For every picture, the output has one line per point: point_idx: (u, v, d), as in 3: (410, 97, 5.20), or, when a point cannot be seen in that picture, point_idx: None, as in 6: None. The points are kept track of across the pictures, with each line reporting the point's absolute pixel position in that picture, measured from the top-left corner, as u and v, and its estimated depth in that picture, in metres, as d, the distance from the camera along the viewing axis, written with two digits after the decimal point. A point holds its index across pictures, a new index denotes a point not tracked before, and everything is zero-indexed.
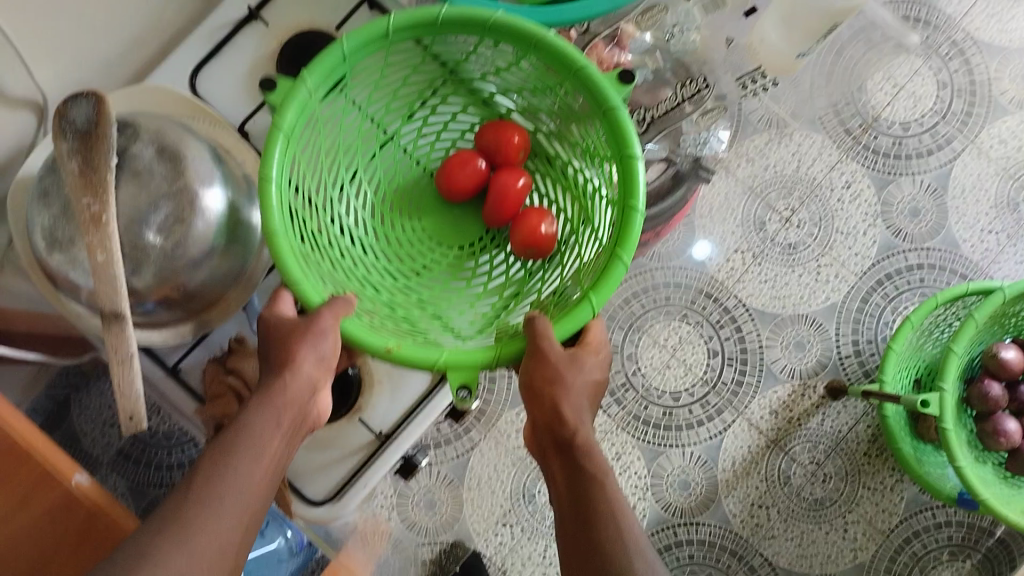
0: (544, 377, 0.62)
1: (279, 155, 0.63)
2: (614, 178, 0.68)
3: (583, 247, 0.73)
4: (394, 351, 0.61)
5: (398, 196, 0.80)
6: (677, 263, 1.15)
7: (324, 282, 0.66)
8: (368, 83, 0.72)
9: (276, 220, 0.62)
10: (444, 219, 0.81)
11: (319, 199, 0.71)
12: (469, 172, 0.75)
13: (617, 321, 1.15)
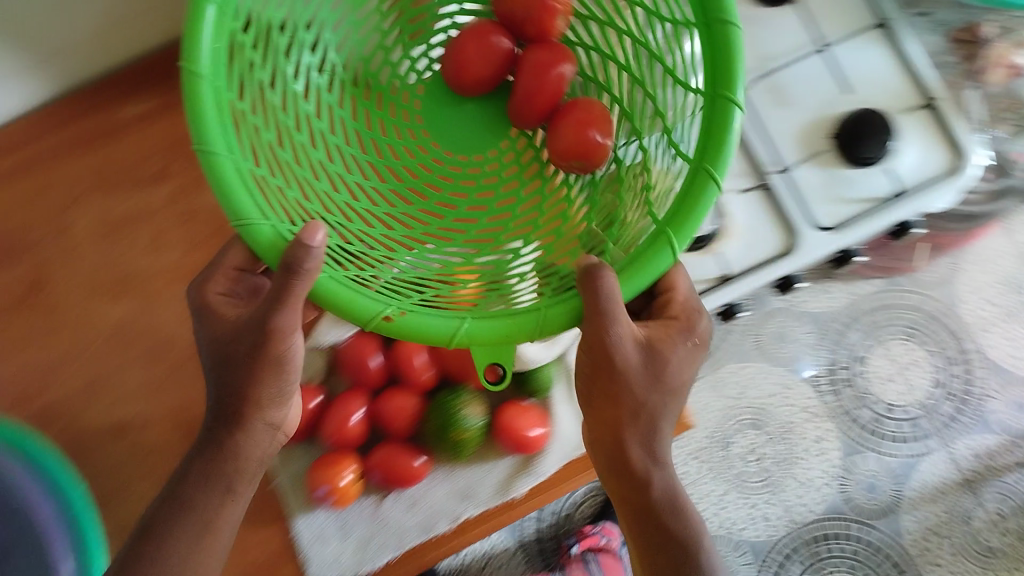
0: (621, 383, 0.58)
1: (210, 45, 0.56)
2: (693, 56, 0.60)
3: (655, 167, 0.64)
4: (393, 322, 0.55)
5: (383, 165, 0.72)
6: (937, 293, 1.25)
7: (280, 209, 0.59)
8: None
9: (204, 57, 0.56)
10: (456, 118, 0.74)
11: (280, 158, 0.63)
12: (486, 54, 0.68)
13: (859, 323, 1.24)
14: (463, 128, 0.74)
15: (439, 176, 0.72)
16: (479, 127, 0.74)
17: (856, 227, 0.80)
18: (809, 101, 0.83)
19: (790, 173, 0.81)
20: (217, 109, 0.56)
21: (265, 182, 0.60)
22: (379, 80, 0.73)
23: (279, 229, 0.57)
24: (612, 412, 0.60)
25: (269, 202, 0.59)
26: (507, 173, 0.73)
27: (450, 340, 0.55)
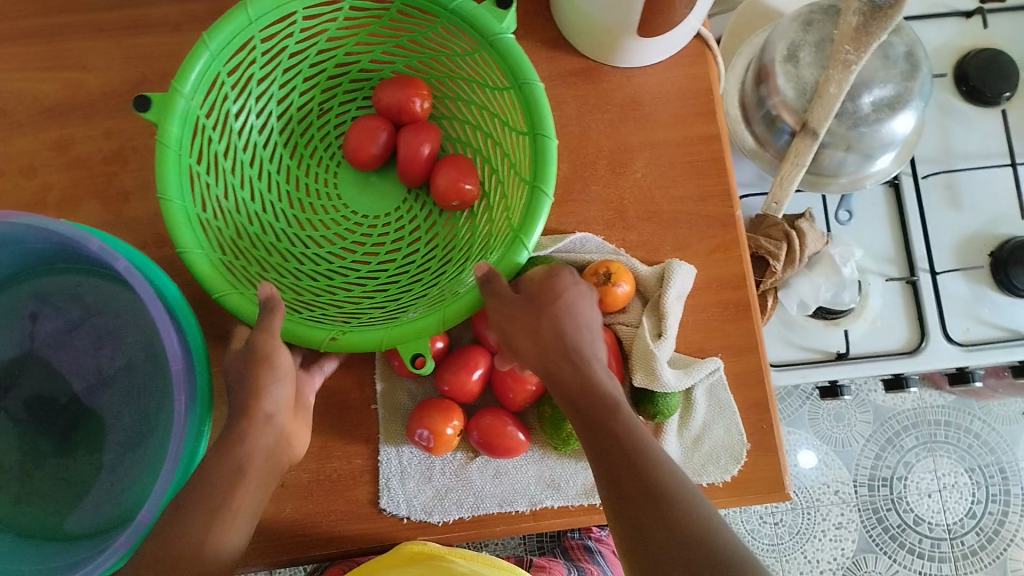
0: (558, 365, 0.50)
1: (178, 180, 0.54)
2: (509, 116, 0.59)
3: (511, 188, 0.59)
4: (337, 340, 0.53)
5: (311, 192, 0.63)
6: (1004, 430, 1.18)
7: (216, 258, 0.55)
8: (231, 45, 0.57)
9: (176, 127, 0.55)
10: (361, 187, 0.64)
11: (221, 175, 0.59)
12: (379, 138, 0.61)
13: (918, 431, 1.18)
14: (384, 200, 0.64)
15: (350, 220, 0.62)
16: (385, 200, 0.64)
17: (988, 351, 0.77)
18: (982, 210, 0.80)
19: (938, 276, 0.79)
20: (178, 165, 0.55)
21: (233, 264, 0.57)
22: (319, 129, 0.64)
23: (217, 262, 0.55)
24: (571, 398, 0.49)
25: (235, 267, 0.57)
26: (413, 235, 0.62)
27: (381, 343, 0.53)
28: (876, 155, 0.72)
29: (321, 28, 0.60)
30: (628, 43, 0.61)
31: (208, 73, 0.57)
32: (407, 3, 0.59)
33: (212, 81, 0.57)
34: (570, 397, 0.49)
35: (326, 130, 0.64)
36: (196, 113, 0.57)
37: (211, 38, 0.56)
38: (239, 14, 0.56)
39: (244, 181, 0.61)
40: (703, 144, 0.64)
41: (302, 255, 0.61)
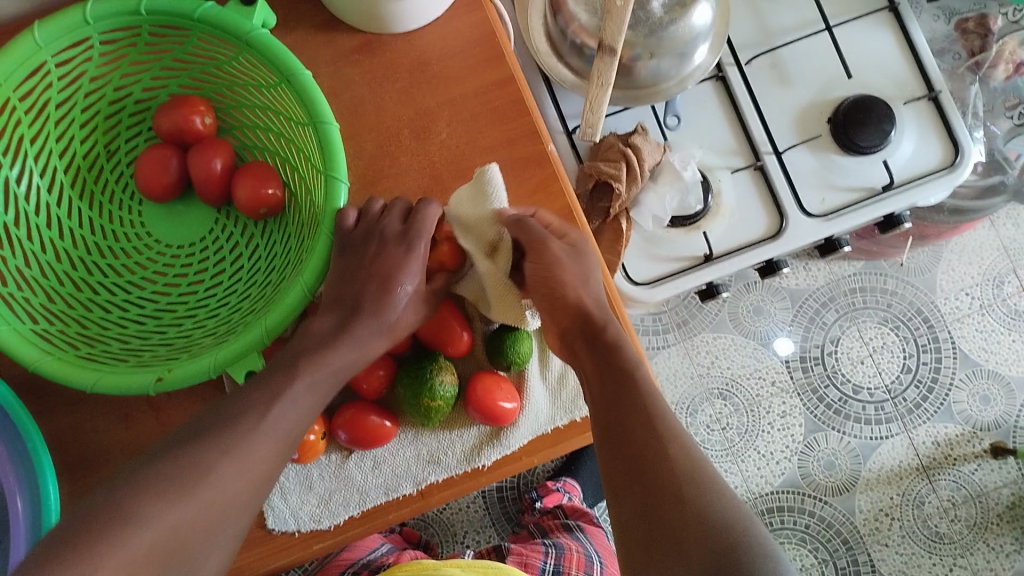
0: (587, 358, 0.57)
1: None
2: (289, 110, 0.57)
3: (311, 182, 0.57)
4: (164, 379, 0.52)
5: (119, 238, 0.61)
6: (916, 280, 1.16)
7: (25, 328, 0.53)
8: None
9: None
10: (171, 220, 0.62)
11: (16, 244, 0.56)
12: (169, 166, 0.59)
13: (836, 304, 1.16)
14: (195, 228, 0.62)
15: (163, 253, 0.61)
16: (197, 226, 0.62)
17: (848, 215, 0.78)
18: (811, 79, 0.80)
19: (783, 155, 0.79)
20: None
21: (48, 330, 0.55)
22: (111, 171, 0.62)
23: (26, 331, 0.53)
24: (597, 397, 0.55)
25: (50, 332, 0.55)
26: (232, 253, 0.61)
27: (210, 370, 0.52)
28: (689, 52, 0.72)
29: (78, 69, 0.58)
30: (391, 8, 0.59)
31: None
32: (155, 23, 0.56)
33: None
34: (596, 392, 0.56)
35: (119, 168, 0.62)
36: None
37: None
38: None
39: (44, 243, 0.58)
40: (501, 88, 0.63)
41: (125, 301, 0.59)
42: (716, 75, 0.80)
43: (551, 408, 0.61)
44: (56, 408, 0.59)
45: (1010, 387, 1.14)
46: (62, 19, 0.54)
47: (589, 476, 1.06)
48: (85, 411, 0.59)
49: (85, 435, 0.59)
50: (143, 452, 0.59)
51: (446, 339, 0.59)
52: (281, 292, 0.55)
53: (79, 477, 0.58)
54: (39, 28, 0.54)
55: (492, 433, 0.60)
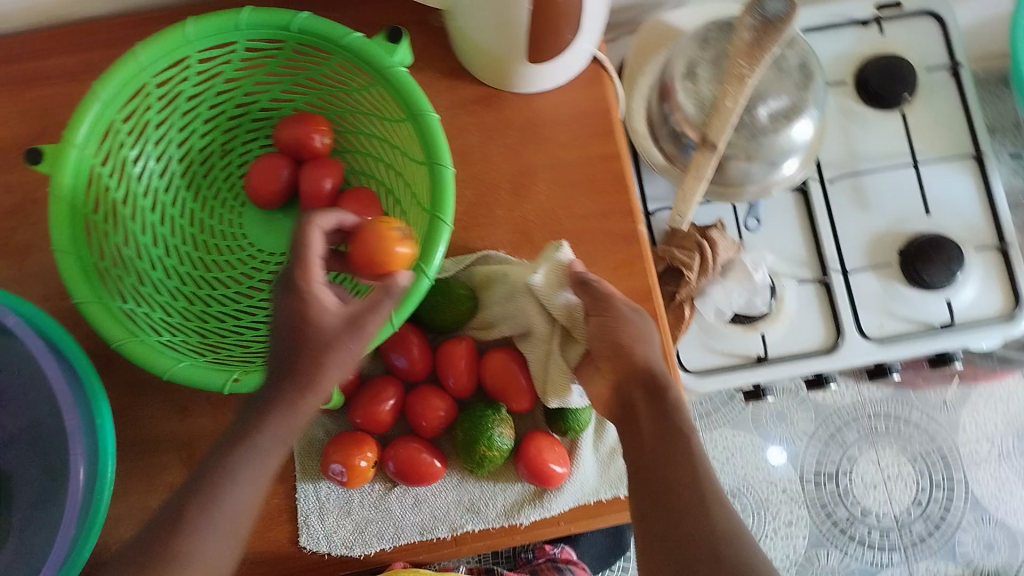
0: (643, 413, 0.53)
1: (73, 229, 0.54)
2: (409, 147, 0.59)
3: (411, 217, 0.59)
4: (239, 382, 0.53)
5: (215, 233, 0.63)
6: (940, 418, 1.13)
7: (115, 302, 0.55)
8: (128, 92, 0.56)
9: (69, 178, 0.54)
10: (264, 227, 0.64)
11: (119, 222, 0.58)
12: (276, 175, 0.61)
13: (859, 423, 1.14)
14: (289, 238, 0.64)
15: (253, 257, 0.63)
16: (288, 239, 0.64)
17: (902, 345, 0.80)
18: (887, 209, 0.82)
19: (851, 275, 0.81)
20: (74, 216, 0.54)
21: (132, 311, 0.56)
22: (222, 171, 0.64)
23: (116, 308, 0.54)
24: (643, 444, 0.52)
25: (136, 313, 0.56)
26: None
27: None
28: (780, 163, 0.74)
29: (216, 69, 0.60)
30: (521, 69, 0.62)
31: (101, 120, 0.56)
32: (300, 43, 0.59)
33: (105, 129, 0.56)
34: (645, 439, 0.52)
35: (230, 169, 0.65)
36: (90, 163, 0.56)
37: (101, 87, 0.55)
38: (129, 61, 0.55)
39: (146, 225, 0.60)
40: (605, 162, 0.65)
41: (208, 295, 0.61)
42: (800, 188, 0.82)
43: (597, 480, 0.61)
44: (122, 386, 0.61)
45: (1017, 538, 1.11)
46: (218, 21, 0.56)
47: (589, 548, 1.05)
48: (149, 396, 0.61)
49: (143, 419, 0.60)
50: (196, 447, 0.60)
51: (509, 394, 0.60)
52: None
53: (131, 459, 0.60)
54: (194, 27, 0.56)
55: (534, 491, 0.61)
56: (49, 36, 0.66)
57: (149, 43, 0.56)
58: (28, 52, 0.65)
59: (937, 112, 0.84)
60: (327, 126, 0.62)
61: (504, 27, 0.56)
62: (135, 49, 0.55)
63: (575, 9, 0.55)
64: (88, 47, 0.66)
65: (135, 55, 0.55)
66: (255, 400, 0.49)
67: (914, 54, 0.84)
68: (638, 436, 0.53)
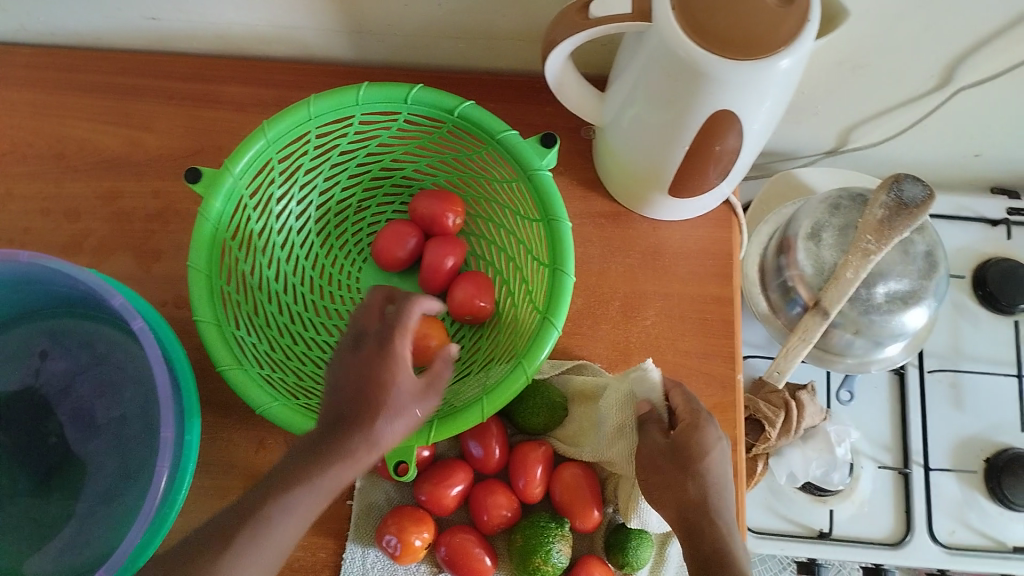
0: (689, 557, 0.51)
1: (210, 251, 0.56)
2: (535, 245, 0.60)
3: (521, 313, 0.61)
4: None
5: (332, 281, 0.65)
6: None
7: (229, 328, 0.56)
8: (292, 136, 0.59)
9: (219, 203, 0.57)
10: (379, 286, 0.66)
11: (249, 252, 0.61)
12: (401, 245, 0.63)
13: None
14: None
15: None
16: None
17: (971, 559, 0.76)
18: (983, 415, 0.80)
19: (931, 471, 0.78)
20: (213, 239, 0.56)
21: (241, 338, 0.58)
22: (353, 225, 0.67)
23: (229, 333, 0.56)
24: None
25: (244, 341, 0.58)
26: None
27: None
28: (885, 343, 0.73)
29: (375, 132, 0.63)
30: (659, 198, 0.63)
31: (261, 156, 0.58)
32: (458, 127, 0.61)
33: (262, 164, 0.59)
34: None
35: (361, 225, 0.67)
36: (241, 192, 0.58)
37: (270, 127, 0.58)
38: (301, 108, 0.58)
39: (272, 260, 0.62)
40: (718, 304, 0.66)
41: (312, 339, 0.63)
42: (897, 370, 0.81)
43: None
44: (209, 404, 0.62)
45: None
46: (390, 92, 0.59)
47: None
48: (231, 420, 0.62)
49: (220, 441, 0.61)
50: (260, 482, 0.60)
51: (576, 511, 0.59)
52: (456, 402, 0.56)
53: (197, 477, 0.60)
54: (367, 92, 0.59)
55: None
56: (233, 66, 0.71)
57: (323, 97, 0.59)
58: (212, 76, 0.70)
59: None
60: (462, 206, 0.64)
61: (654, 158, 0.58)
62: (309, 99, 0.58)
63: (729, 156, 0.56)
64: (265, 83, 0.70)
65: (308, 105, 0.58)
66: (300, 455, 0.47)
67: None
68: None
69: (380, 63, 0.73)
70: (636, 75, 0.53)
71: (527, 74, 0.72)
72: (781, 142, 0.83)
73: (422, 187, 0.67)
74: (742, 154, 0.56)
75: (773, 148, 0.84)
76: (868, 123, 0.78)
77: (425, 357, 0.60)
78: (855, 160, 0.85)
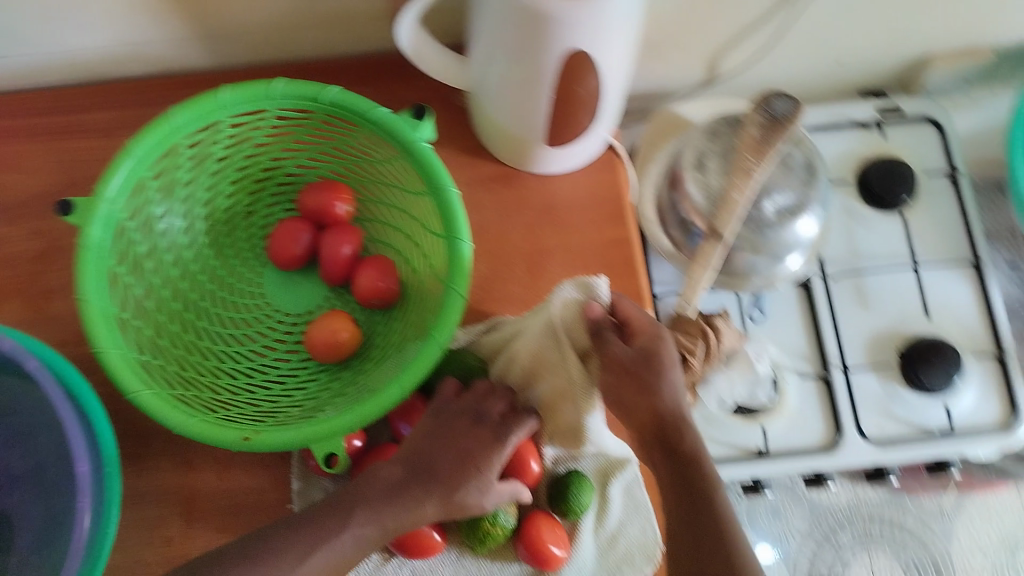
0: (661, 467, 0.56)
1: (97, 281, 0.54)
2: (428, 217, 0.60)
3: (426, 287, 0.61)
4: (249, 440, 0.52)
5: (232, 291, 0.64)
6: (936, 527, 1.10)
7: (131, 355, 0.55)
8: (163, 151, 0.58)
9: (97, 230, 0.55)
10: (281, 287, 0.65)
11: (140, 276, 0.59)
12: (296, 241, 0.63)
13: (852, 526, 1.10)
14: (304, 300, 0.65)
15: (268, 316, 0.64)
16: (302, 300, 0.65)
17: (902, 447, 0.80)
18: (888, 308, 0.84)
19: (851, 372, 0.82)
20: (98, 268, 0.55)
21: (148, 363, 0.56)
22: (245, 232, 0.66)
23: (131, 359, 0.54)
24: (671, 507, 0.56)
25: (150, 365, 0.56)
26: None
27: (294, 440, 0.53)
28: (784, 256, 0.76)
29: (247, 134, 0.62)
30: (540, 151, 0.64)
31: (134, 177, 0.57)
32: (331, 114, 0.61)
33: (136, 185, 0.58)
34: (670, 500, 0.56)
35: (252, 230, 0.66)
36: (119, 217, 0.57)
37: (137, 145, 0.56)
38: (164, 122, 0.57)
39: (166, 280, 0.61)
40: (617, 245, 0.67)
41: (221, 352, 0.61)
42: (801, 283, 0.84)
43: (596, 566, 0.60)
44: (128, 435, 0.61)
45: None
46: (254, 90, 0.58)
47: None
48: (154, 448, 0.61)
49: (147, 471, 0.60)
50: (196, 504, 0.59)
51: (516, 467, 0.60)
52: (376, 386, 0.56)
53: (128, 511, 0.59)
54: (230, 94, 0.58)
55: (533, 573, 0.60)
56: (90, 92, 0.69)
57: (185, 106, 0.57)
58: (70, 106, 0.68)
59: (934, 217, 0.86)
60: (349, 193, 0.64)
61: (527, 112, 0.59)
62: (171, 111, 0.57)
63: (595, 97, 0.57)
64: (128, 104, 0.68)
65: (172, 118, 0.57)
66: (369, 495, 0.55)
67: (912, 159, 0.87)
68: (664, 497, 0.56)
69: (243, 66, 0.72)
70: (487, 32, 0.53)
71: (393, 51, 0.72)
72: (655, 83, 0.85)
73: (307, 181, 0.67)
74: (607, 93, 0.58)
75: (648, 90, 0.86)
76: (730, 48, 0.80)
77: (336, 350, 0.60)
78: (727, 89, 0.88)
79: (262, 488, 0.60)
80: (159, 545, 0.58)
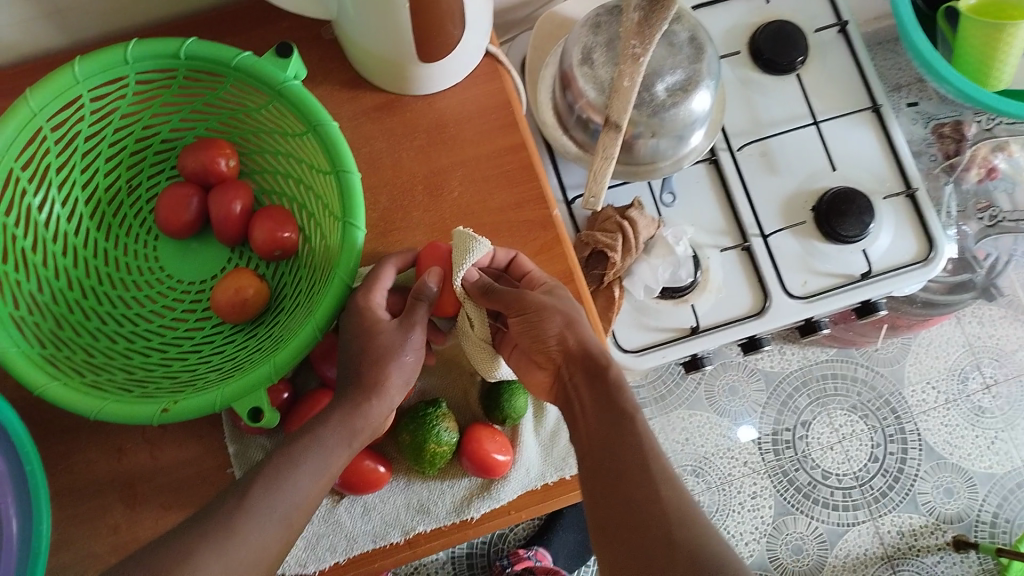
0: (587, 393, 0.55)
1: None
2: (312, 157, 0.59)
3: (323, 227, 0.60)
4: (167, 411, 0.51)
5: (130, 269, 0.63)
6: (886, 371, 1.13)
7: (34, 351, 0.54)
8: (25, 137, 0.56)
9: None
10: (181, 257, 0.64)
11: (30, 270, 0.57)
12: (185, 207, 0.61)
13: (808, 388, 1.13)
14: (206, 266, 0.64)
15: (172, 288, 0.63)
16: (204, 265, 0.64)
17: (829, 299, 0.81)
18: (797, 169, 0.85)
19: (770, 238, 0.83)
20: None
21: (54, 355, 0.55)
22: (131, 207, 0.64)
23: (34, 354, 0.53)
24: (592, 430, 0.53)
25: (57, 357, 0.55)
26: None
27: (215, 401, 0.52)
28: (686, 136, 0.76)
29: (112, 105, 0.60)
30: (417, 70, 0.62)
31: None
32: (192, 69, 0.59)
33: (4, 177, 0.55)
34: (591, 425, 0.54)
35: (139, 205, 0.64)
36: None
37: None
38: (19, 107, 0.55)
39: (59, 270, 0.59)
40: (513, 152, 0.66)
41: (131, 332, 0.60)
42: (710, 158, 0.84)
43: (542, 464, 0.61)
44: (54, 432, 0.60)
45: (974, 482, 1.10)
46: (106, 58, 0.56)
47: (560, 547, 1.05)
48: (83, 439, 0.60)
49: (80, 464, 0.59)
50: (138, 485, 0.59)
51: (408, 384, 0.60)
52: (289, 334, 0.55)
53: (71, 506, 0.58)
54: (82, 66, 0.56)
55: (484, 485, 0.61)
56: None
57: (38, 87, 0.55)
58: None
59: (830, 72, 0.87)
60: (229, 148, 0.62)
61: (391, 32, 0.57)
62: (24, 96, 0.55)
63: (456, 5, 0.56)
64: None
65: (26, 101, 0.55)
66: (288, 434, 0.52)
67: (799, 17, 0.87)
68: (584, 425, 0.54)
69: (97, 39, 0.69)
70: None
71: None
72: None
73: (186, 144, 0.65)
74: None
75: None
76: None
77: (245, 307, 0.59)
78: None
79: (201, 457, 0.60)
80: (108, 533, 0.58)
